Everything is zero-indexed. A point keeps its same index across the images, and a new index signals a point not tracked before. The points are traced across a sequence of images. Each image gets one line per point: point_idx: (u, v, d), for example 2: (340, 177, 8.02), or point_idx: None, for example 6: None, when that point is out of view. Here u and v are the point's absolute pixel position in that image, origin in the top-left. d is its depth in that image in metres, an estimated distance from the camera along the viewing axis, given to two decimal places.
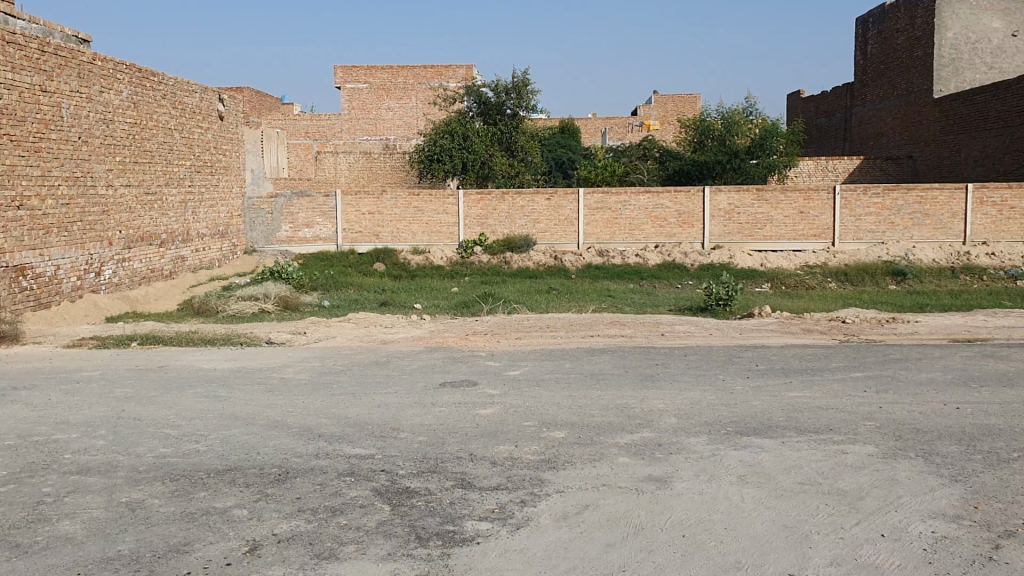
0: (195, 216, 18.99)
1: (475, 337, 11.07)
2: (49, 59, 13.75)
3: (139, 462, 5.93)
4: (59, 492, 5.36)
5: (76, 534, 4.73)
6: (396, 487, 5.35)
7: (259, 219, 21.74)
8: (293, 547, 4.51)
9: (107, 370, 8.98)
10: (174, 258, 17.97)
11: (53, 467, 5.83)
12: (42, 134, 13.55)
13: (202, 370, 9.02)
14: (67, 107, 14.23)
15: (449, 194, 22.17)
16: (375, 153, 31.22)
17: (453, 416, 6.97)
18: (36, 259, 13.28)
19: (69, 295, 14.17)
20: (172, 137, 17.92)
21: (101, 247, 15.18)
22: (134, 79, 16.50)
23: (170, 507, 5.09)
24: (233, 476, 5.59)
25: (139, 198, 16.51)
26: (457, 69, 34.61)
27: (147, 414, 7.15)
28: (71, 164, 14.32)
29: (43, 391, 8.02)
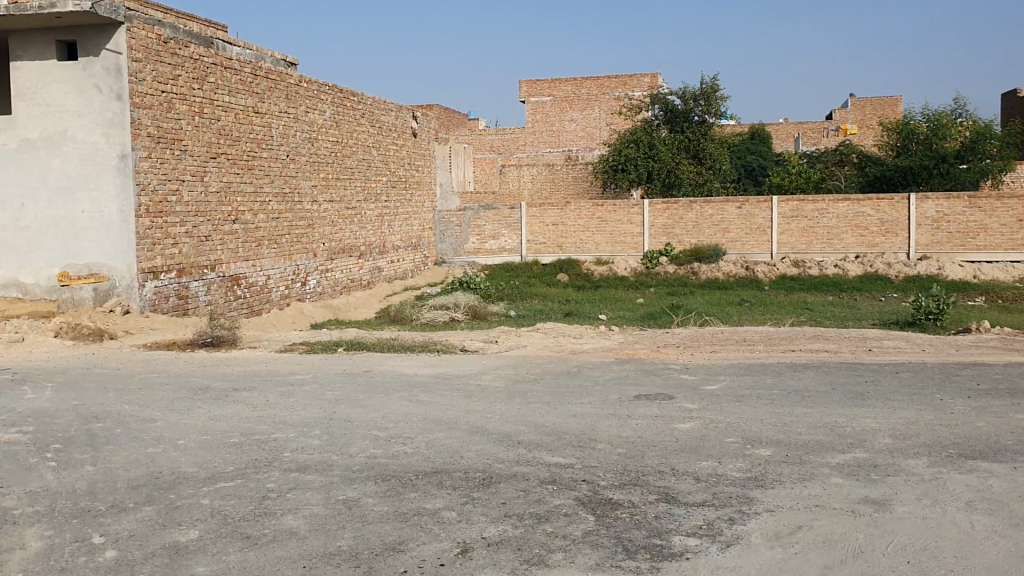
0: (391, 229, 19.83)
1: (666, 350, 10.92)
2: (260, 82, 14.79)
3: (352, 461, 6.21)
4: (281, 488, 5.69)
5: (300, 529, 5.01)
6: (600, 498, 5.34)
7: (448, 231, 22.58)
8: (503, 552, 4.58)
9: (317, 374, 9.49)
10: (373, 268, 18.84)
11: (275, 464, 6.22)
12: (255, 153, 14.63)
13: (404, 375, 9.36)
14: (276, 127, 15.25)
15: (634, 205, 22.04)
16: (558, 165, 31.51)
17: (652, 429, 6.89)
18: (250, 269, 14.52)
19: (278, 303, 15.31)
20: (370, 154, 18.77)
21: (307, 258, 16.18)
22: (337, 99, 17.41)
23: (382, 506, 5.30)
24: (441, 479, 5.76)
25: (341, 213, 17.44)
26: (642, 78, 34.45)
27: (357, 416, 7.49)
28: (280, 180, 15.34)
29: (261, 392, 8.57)
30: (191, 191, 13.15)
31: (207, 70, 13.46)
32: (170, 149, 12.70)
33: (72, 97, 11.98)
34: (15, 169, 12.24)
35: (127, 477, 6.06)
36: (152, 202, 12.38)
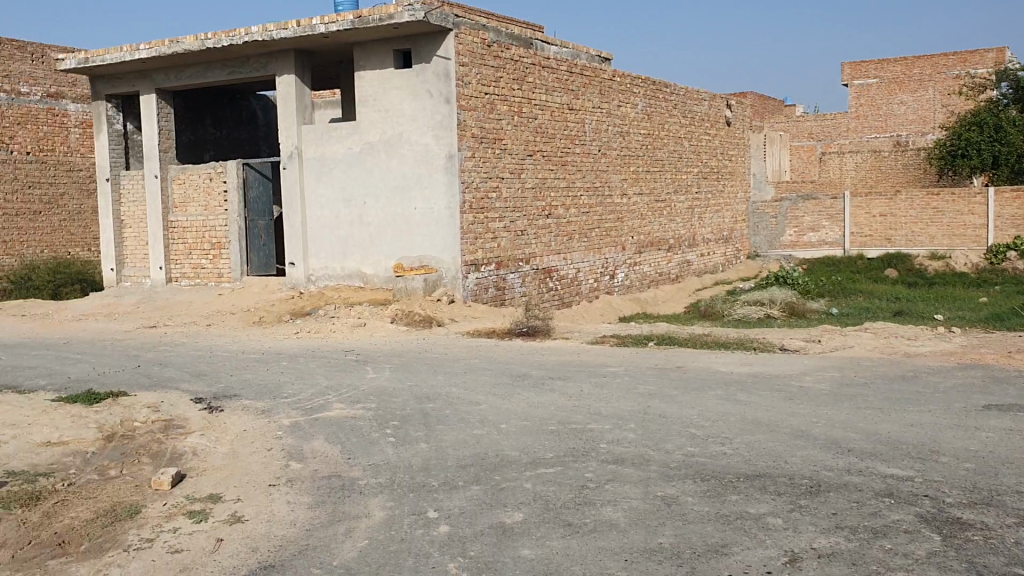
0: (702, 221, 19.56)
1: (1019, 355, 9.79)
2: (576, 79, 15.13)
3: (670, 458, 6.13)
4: (600, 479, 5.74)
5: (621, 521, 5.01)
6: (946, 516, 4.84)
7: (762, 223, 21.98)
8: (836, 566, 4.29)
9: (631, 366, 9.52)
10: (681, 262, 18.75)
11: (593, 454, 6.28)
12: (569, 148, 15.03)
13: (719, 373, 9.13)
14: (590, 122, 15.54)
15: (976, 193, 20.02)
16: (884, 151, 29.46)
17: (1005, 444, 6.17)
18: (561, 262, 14.97)
19: (587, 295, 15.69)
20: (682, 145, 18.60)
21: (616, 251, 16.43)
22: (649, 92, 17.39)
23: (702, 506, 5.16)
24: (763, 482, 5.52)
25: (651, 206, 17.47)
26: (986, 53, 31.29)
27: (672, 412, 7.40)
28: (592, 175, 15.65)
29: (576, 382, 8.74)
30: (510, 188, 13.77)
31: (525, 70, 13.98)
32: (491, 148, 13.36)
33: (409, 103, 12.99)
34: (359, 170, 13.47)
35: (455, 457, 6.40)
36: (475, 199, 13.09)
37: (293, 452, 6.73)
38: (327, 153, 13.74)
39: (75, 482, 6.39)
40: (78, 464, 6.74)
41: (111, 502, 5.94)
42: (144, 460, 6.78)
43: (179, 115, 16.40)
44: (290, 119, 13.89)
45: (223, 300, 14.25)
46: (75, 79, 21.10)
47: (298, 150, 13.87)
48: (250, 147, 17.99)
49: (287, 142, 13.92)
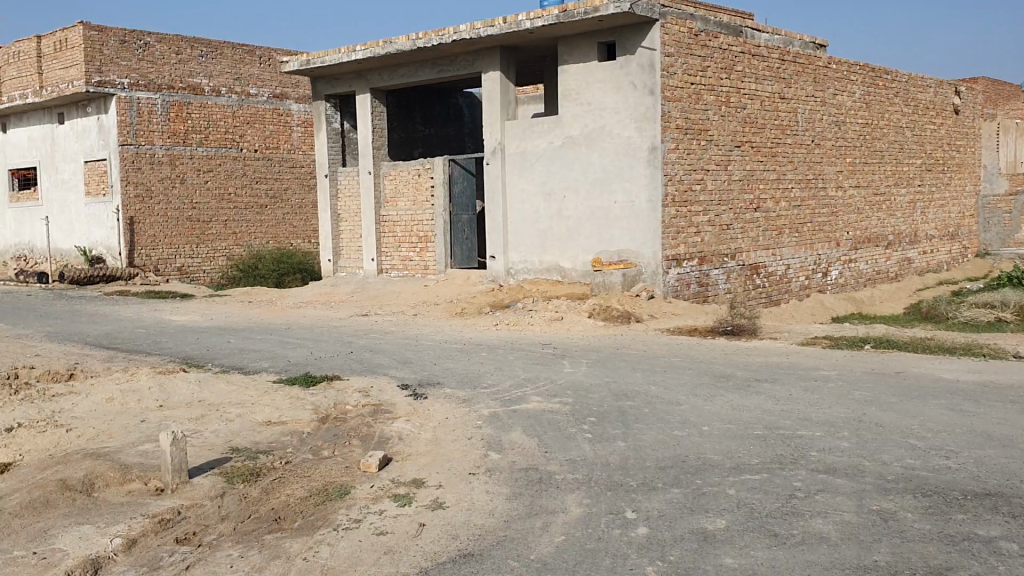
0: (925, 216, 18.30)
1: None
2: (788, 67, 14.51)
3: (887, 470, 5.71)
4: (809, 489, 5.43)
5: (831, 535, 4.71)
6: None
7: (994, 219, 20.35)
8: None
9: (844, 370, 8.99)
10: (901, 260, 17.63)
11: (801, 462, 5.96)
12: (779, 139, 14.45)
13: (944, 380, 8.45)
14: (802, 112, 14.87)
15: None
16: None
17: None
18: (769, 258, 14.43)
19: (797, 293, 15.05)
20: (904, 135, 17.46)
21: (829, 248, 15.66)
22: (869, 79, 16.42)
23: (925, 524, 4.76)
24: (996, 503, 5.03)
25: (868, 200, 16.53)
26: None
27: (890, 421, 6.91)
28: (803, 167, 14.99)
29: (784, 385, 8.35)
30: (715, 180, 13.40)
31: (735, 59, 13.54)
32: (696, 139, 13.03)
33: (611, 97, 12.88)
34: (560, 164, 13.51)
35: (655, 457, 6.25)
36: (678, 192, 12.80)
37: (493, 443, 6.80)
38: (529, 148, 13.89)
39: (292, 460, 6.74)
40: (295, 443, 7.12)
41: (323, 482, 6.22)
42: (355, 443, 7.07)
43: (391, 112, 17.09)
44: (494, 115, 14.16)
45: (429, 292, 14.72)
46: (299, 80, 22.42)
47: (501, 145, 14.11)
48: (457, 144, 18.48)
49: (492, 138, 14.19)
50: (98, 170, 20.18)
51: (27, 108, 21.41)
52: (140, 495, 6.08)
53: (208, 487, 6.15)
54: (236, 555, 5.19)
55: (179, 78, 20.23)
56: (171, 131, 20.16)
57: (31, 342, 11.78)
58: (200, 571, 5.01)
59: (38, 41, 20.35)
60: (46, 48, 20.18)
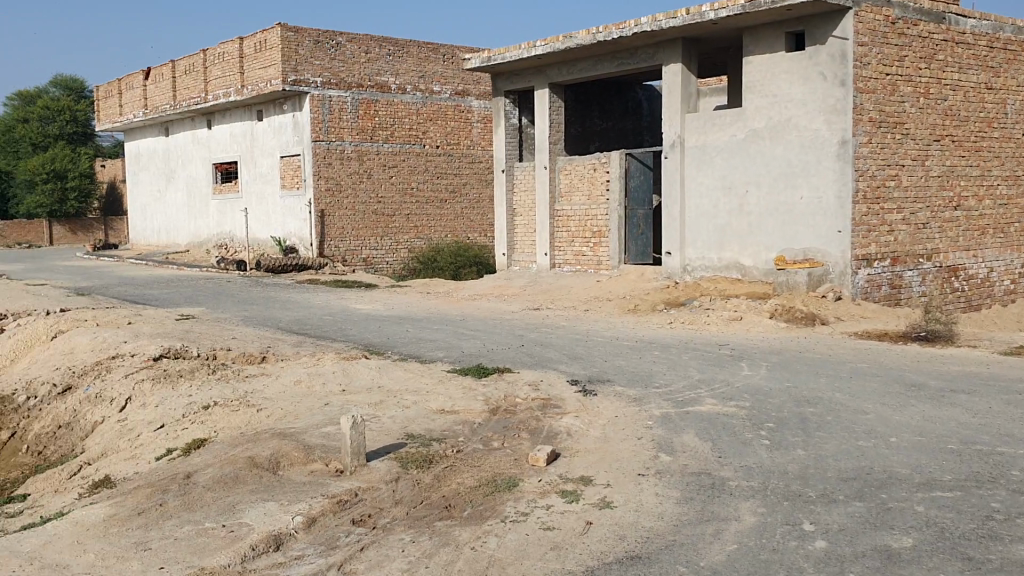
0: None
1: None
2: (997, 55, 13.46)
3: None
4: (1010, 511, 4.99)
5: None
6: None
7: None
8: None
9: None
10: None
11: (1002, 481, 5.49)
12: (984, 133, 13.44)
13: None
14: (1012, 103, 13.77)
15: None
16: None
17: None
18: (970, 260, 13.45)
19: (1000, 298, 13.96)
20: None
21: None
22: None
23: None
24: None
25: None
26: None
27: None
28: (1012, 162, 13.89)
29: (982, 397, 7.74)
30: (911, 176, 12.63)
31: (936, 47, 12.70)
32: (891, 133, 12.30)
33: (799, 88, 12.35)
34: (742, 158, 13.11)
35: (837, 467, 5.93)
36: (870, 188, 12.13)
37: (664, 444, 6.65)
38: (710, 141, 13.55)
39: (463, 449, 6.85)
40: (466, 433, 7.22)
41: (492, 473, 6.27)
42: (524, 436, 7.10)
43: (569, 107, 17.12)
44: (674, 109, 13.91)
45: (602, 287, 14.64)
46: (480, 76, 22.81)
47: (681, 139, 13.84)
48: (635, 138, 18.29)
49: (671, 131, 13.95)
50: (292, 165, 21.32)
51: (231, 106, 22.88)
52: (321, 476, 6.34)
53: (383, 472, 6.33)
54: (407, 540, 5.31)
55: (367, 77, 21.07)
56: (359, 127, 21.03)
57: (228, 326, 12.57)
58: (373, 552, 5.16)
59: (241, 43, 21.71)
60: (248, 50, 21.48)
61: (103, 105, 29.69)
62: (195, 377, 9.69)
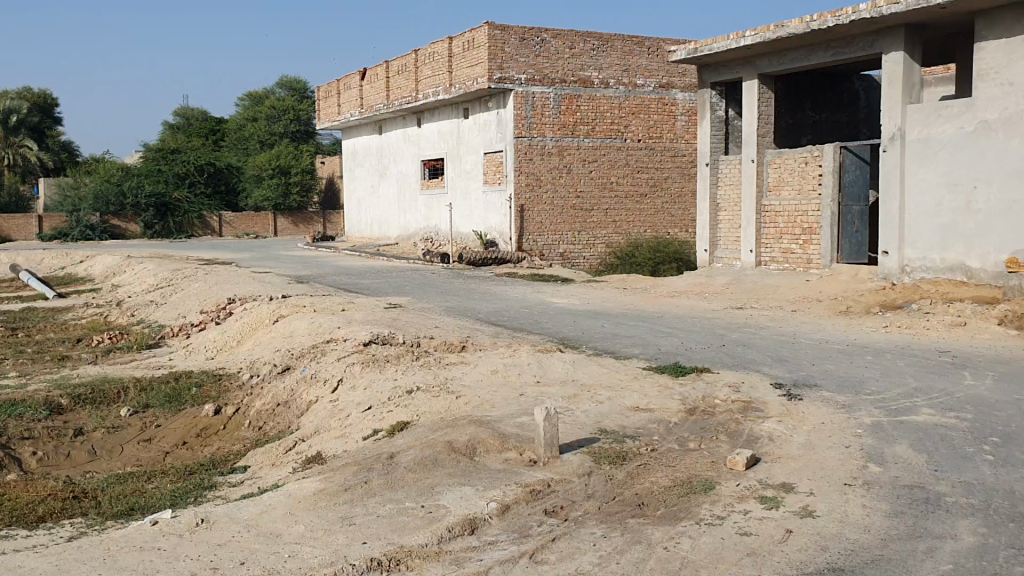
0: None
1: None
2: None
3: None
4: None
5: None
6: None
7: None
8: None
9: None
10: None
11: None
12: None
13: None
14: None
15: None
16: None
17: None
18: None
19: None
20: None
21: None
22: None
23: None
24: None
25: None
26: None
27: None
28: None
29: None
30: None
31: None
32: None
33: None
34: (971, 152, 12.17)
35: None
36: None
37: (874, 454, 6.27)
38: (934, 133, 12.65)
39: (658, 447, 6.73)
40: (662, 432, 7.10)
41: (688, 474, 6.12)
42: (722, 438, 6.89)
43: (778, 98, 16.52)
44: (895, 99, 13.11)
45: (809, 287, 14.03)
46: (686, 69, 22.39)
47: (901, 132, 13.03)
48: (849, 130, 17.43)
49: (891, 123, 13.16)
50: (495, 161, 21.79)
51: (439, 104, 23.65)
52: (516, 465, 6.41)
53: (577, 465, 6.32)
54: (599, 534, 5.28)
55: (571, 72, 21.20)
56: (562, 122, 21.20)
57: (432, 315, 13.01)
58: (564, 544, 5.16)
59: (450, 42, 22.39)
60: (456, 48, 22.12)
61: (323, 104, 31.48)
62: (400, 364, 10.09)
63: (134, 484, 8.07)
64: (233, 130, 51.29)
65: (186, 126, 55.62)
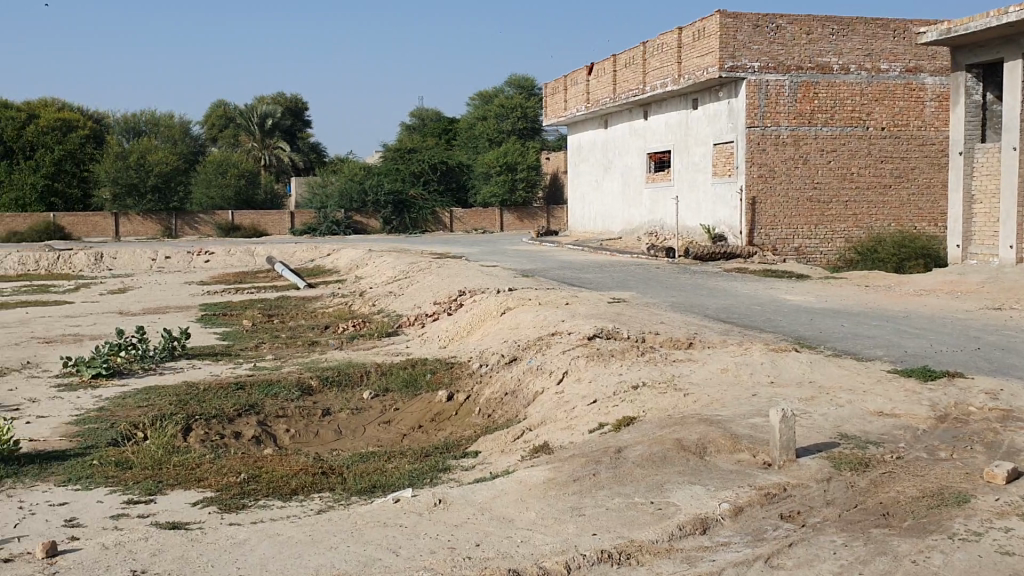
0: None
1: None
2: None
3: None
4: None
5: None
6: None
7: None
8: None
9: None
10: None
11: None
12: None
13: None
14: None
15: None
16: None
17: None
18: None
19: None
20: None
21: None
22: None
23: None
24: None
25: None
26: None
27: None
28: None
29: None
30: None
31: None
32: None
33: None
34: None
35: None
36: None
37: None
38: None
39: (905, 456, 6.31)
40: (909, 440, 6.65)
41: (940, 485, 5.70)
42: (979, 449, 6.35)
43: None
44: None
45: None
46: (937, 51, 20.84)
47: None
48: None
49: None
50: (726, 152, 21.28)
51: (666, 96, 23.43)
52: (748, 466, 6.22)
53: (814, 470, 6.05)
54: (840, 543, 5.02)
55: (808, 58, 20.34)
56: (797, 111, 20.40)
57: (659, 310, 12.89)
58: (801, 550, 4.96)
59: (680, 32, 22.11)
60: (686, 39, 21.83)
61: (550, 101, 31.96)
62: (626, 358, 10.07)
63: (375, 463, 8.56)
64: (464, 129, 53.18)
65: (420, 126, 58.29)
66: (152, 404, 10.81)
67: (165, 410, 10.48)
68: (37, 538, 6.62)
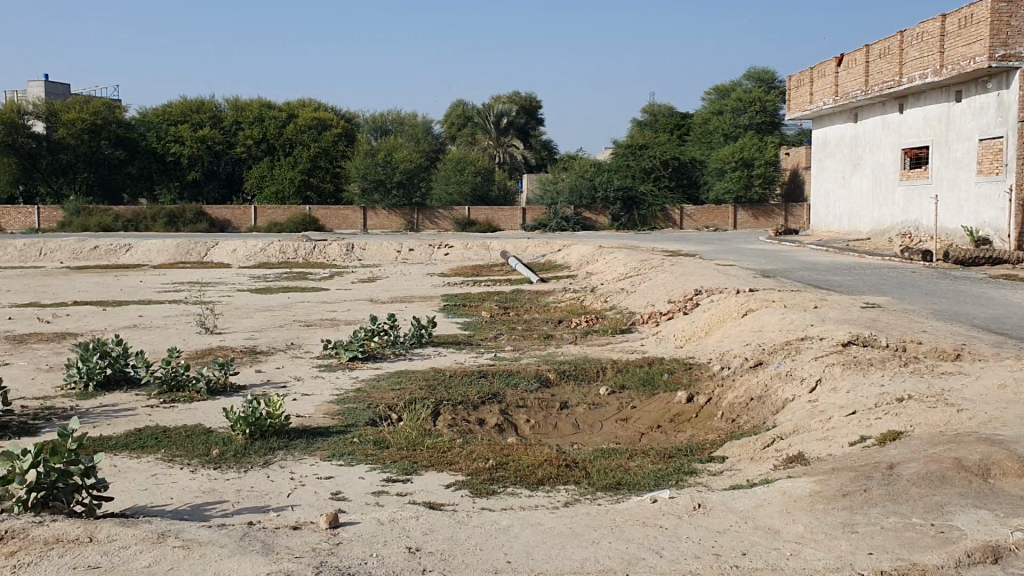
0: None
1: None
2: None
3: None
4: None
5: None
6: None
7: None
8: None
9: None
10: None
11: None
12: None
13: None
14: None
15: None
16: None
17: None
18: None
19: None
20: None
21: None
22: None
23: None
24: None
25: None
26: None
27: None
28: None
29: None
30: None
31: None
32: None
33: None
34: None
35: None
36: None
37: None
38: None
39: None
40: None
41: None
42: None
43: None
44: None
45: None
46: None
47: None
48: None
49: None
50: (994, 148, 19.63)
51: (926, 88, 21.91)
52: None
53: None
54: None
55: None
56: None
57: (920, 318, 12.07)
58: None
59: (944, 19, 20.71)
60: (951, 27, 20.43)
61: (794, 95, 30.79)
62: (886, 368, 9.50)
63: (619, 459, 8.56)
64: (698, 124, 52.39)
65: (652, 122, 58.06)
66: (403, 388, 11.37)
67: (415, 394, 11.00)
68: (311, 508, 7.12)
